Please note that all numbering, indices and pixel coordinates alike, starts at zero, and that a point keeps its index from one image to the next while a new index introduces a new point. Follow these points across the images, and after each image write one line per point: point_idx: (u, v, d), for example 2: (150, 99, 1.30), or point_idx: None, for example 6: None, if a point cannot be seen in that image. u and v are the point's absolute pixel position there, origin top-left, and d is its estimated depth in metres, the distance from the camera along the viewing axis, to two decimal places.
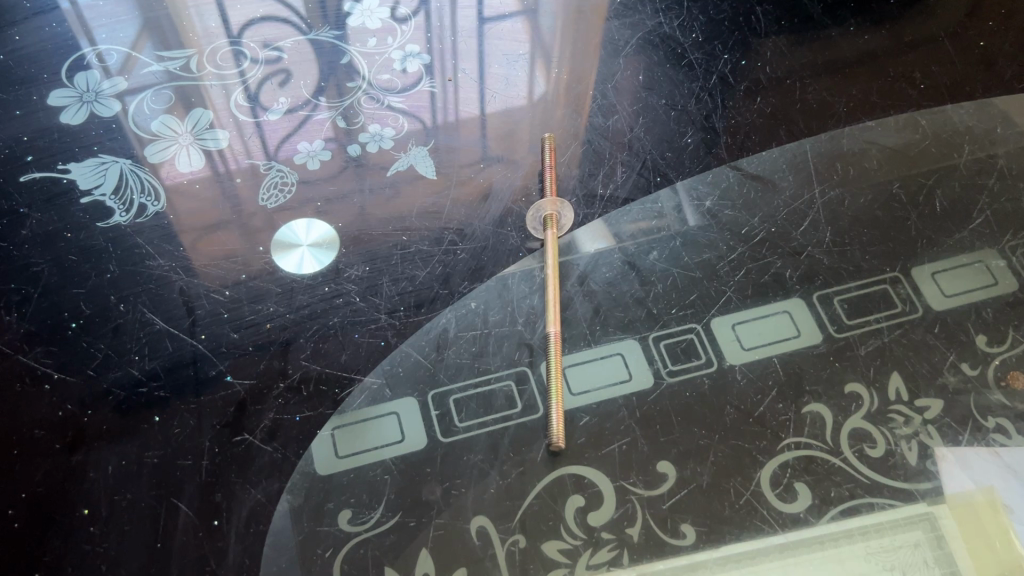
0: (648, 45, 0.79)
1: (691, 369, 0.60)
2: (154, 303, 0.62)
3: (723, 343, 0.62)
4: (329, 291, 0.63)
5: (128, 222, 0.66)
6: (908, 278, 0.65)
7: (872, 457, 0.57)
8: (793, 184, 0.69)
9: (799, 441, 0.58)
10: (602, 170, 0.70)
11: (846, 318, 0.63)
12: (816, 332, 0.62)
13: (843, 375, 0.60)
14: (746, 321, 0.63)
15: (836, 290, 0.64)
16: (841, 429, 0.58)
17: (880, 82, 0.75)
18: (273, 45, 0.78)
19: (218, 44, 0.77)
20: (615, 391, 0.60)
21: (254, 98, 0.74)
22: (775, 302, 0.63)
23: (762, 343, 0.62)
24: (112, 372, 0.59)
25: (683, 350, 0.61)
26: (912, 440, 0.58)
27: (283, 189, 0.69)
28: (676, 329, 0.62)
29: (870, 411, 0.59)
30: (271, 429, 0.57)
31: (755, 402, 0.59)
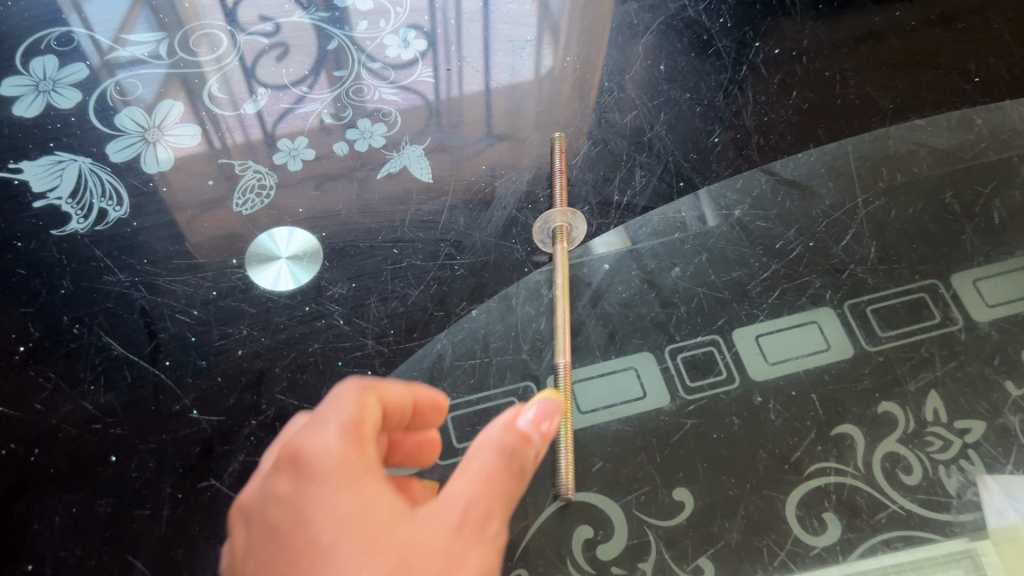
0: (670, 31, 0.71)
1: (708, 386, 0.54)
2: (111, 325, 0.55)
3: (745, 356, 0.55)
4: (309, 311, 0.56)
5: (86, 230, 0.59)
6: (959, 303, 0.57)
7: (911, 486, 0.51)
8: (833, 192, 0.62)
9: (826, 465, 0.51)
10: (619, 174, 0.63)
11: (880, 328, 0.56)
12: (849, 349, 0.55)
13: (887, 409, 0.53)
14: (770, 332, 0.56)
15: (868, 298, 0.57)
16: (877, 461, 0.52)
17: (932, 74, 0.67)
18: (265, 24, 0.71)
19: (212, 22, 0.70)
20: (625, 409, 0.54)
21: (244, 81, 0.67)
22: (799, 312, 0.57)
23: (789, 357, 0.55)
24: (62, 406, 0.52)
25: (703, 365, 0.55)
26: (951, 465, 0.52)
27: (260, 193, 0.61)
28: (694, 340, 0.56)
29: (903, 432, 0.53)
30: (240, 473, 0.50)
31: (791, 446, 0.52)
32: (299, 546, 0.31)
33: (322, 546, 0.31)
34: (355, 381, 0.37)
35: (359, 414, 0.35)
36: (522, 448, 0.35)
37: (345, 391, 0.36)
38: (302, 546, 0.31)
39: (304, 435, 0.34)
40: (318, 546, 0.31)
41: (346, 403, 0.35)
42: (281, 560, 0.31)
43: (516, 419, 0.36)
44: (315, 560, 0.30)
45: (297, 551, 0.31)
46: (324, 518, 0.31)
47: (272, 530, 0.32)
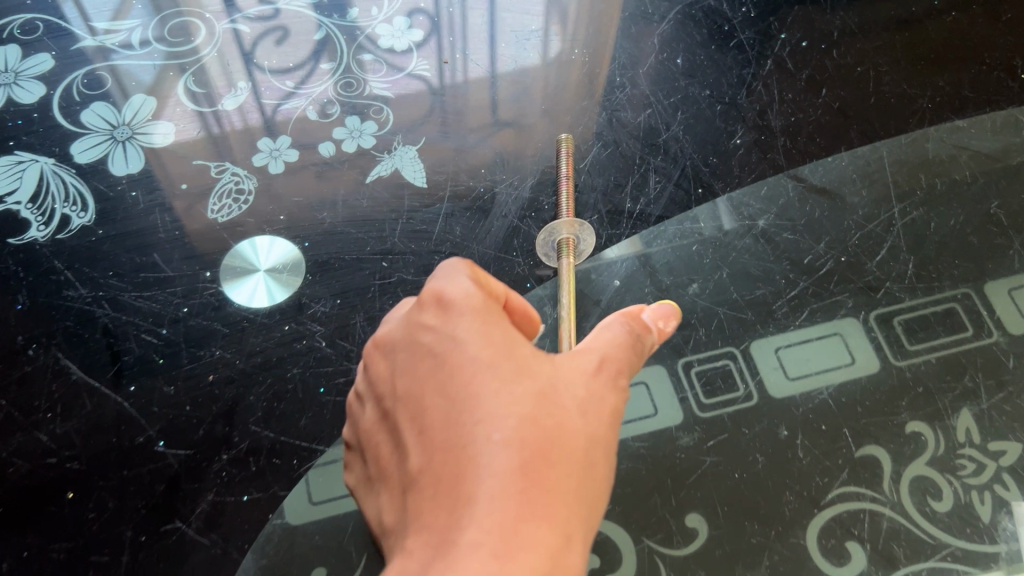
0: (688, 21, 0.66)
1: (724, 402, 0.49)
2: (71, 345, 0.50)
3: (763, 370, 0.50)
4: (289, 331, 0.51)
5: (46, 239, 0.54)
6: (994, 321, 0.52)
7: (941, 514, 0.46)
8: (867, 200, 0.56)
9: (847, 491, 0.47)
10: (632, 180, 0.57)
11: (908, 341, 0.51)
12: (876, 363, 0.50)
13: (920, 433, 0.48)
14: (791, 343, 0.51)
15: (895, 307, 0.52)
16: (903, 484, 0.47)
17: (974, 71, 0.61)
18: (263, 10, 0.66)
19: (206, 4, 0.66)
20: (633, 427, 0.49)
21: (239, 66, 0.63)
22: (822, 323, 0.52)
23: (812, 372, 0.50)
24: (14, 437, 0.47)
25: (719, 380, 0.50)
26: (984, 491, 0.47)
27: (238, 198, 0.56)
28: (708, 352, 0.51)
29: (932, 455, 0.48)
30: (209, 514, 0.45)
31: (821, 488, 0.47)
32: (453, 366, 0.36)
33: (475, 364, 0.35)
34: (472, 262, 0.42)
35: (488, 279, 0.40)
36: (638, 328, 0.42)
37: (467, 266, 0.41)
38: (457, 365, 0.36)
39: (446, 286, 0.39)
40: (472, 364, 0.35)
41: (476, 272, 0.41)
42: (437, 377, 0.36)
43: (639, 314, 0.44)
44: (471, 375, 0.35)
45: (452, 370, 0.36)
46: (476, 345, 0.36)
47: (423, 356, 0.37)
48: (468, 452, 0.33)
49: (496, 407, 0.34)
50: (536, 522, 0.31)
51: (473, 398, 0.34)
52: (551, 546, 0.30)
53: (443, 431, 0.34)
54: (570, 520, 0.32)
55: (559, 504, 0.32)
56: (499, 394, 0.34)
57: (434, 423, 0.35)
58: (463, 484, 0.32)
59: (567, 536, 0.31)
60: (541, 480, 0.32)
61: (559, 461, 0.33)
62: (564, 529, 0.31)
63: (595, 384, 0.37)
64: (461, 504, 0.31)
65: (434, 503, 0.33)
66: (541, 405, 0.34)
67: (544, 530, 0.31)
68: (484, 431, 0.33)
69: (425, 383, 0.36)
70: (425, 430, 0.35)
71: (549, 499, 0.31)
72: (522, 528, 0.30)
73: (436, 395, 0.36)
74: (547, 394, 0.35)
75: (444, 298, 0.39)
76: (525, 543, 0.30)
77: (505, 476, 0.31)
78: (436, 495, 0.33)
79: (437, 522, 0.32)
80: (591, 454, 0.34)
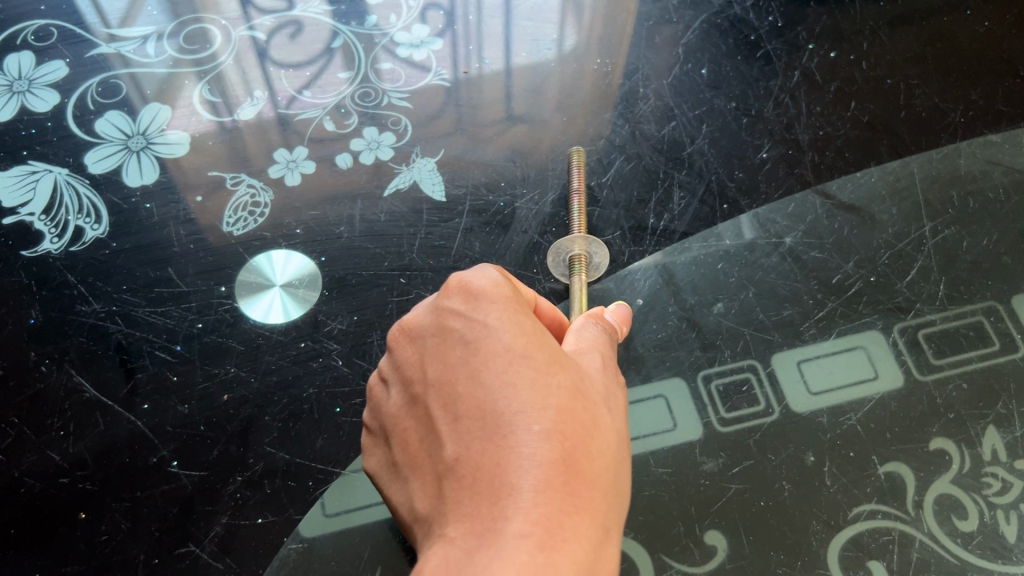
0: (713, 30, 0.64)
1: (747, 417, 0.48)
2: (84, 362, 0.49)
3: (786, 384, 0.49)
4: (305, 349, 0.50)
5: (60, 252, 0.53)
6: None
7: (971, 536, 0.45)
8: (896, 217, 0.55)
9: (877, 508, 0.45)
10: (655, 195, 0.56)
11: (935, 357, 0.50)
12: (901, 379, 0.49)
13: (945, 448, 0.47)
14: (814, 357, 0.50)
15: (920, 320, 0.51)
16: (929, 504, 0.46)
17: (1007, 84, 0.60)
18: (274, 17, 0.65)
19: (216, 9, 0.65)
20: (651, 442, 0.48)
21: (249, 78, 0.62)
22: (847, 336, 0.51)
23: (835, 387, 0.49)
24: (27, 456, 0.46)
25: (741, 395, 0.49)
26: (1012, 510, 0.46)
27: (254, 211, 0.55)
28: (730, 365, 0.50)
29: (959, 472, 0.47)
30: (223, 538, 0.44)
31: (849, 519, 0.45)
32: (486, 357, 0.36)
33: (510, 355, 0.36)
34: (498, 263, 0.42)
35: (513, 279, 0.41)
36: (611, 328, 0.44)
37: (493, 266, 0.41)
38: (490, 356, 0.36)
39: (473, 277, 0.39)
40: (506, 355, 0.36)
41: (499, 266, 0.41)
42: (471, 365, 0.36)
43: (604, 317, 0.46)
44: (506, 365, 0.35)
45: (486, 360, 0.36)
46: (508, 336, 0.36)
47: (454, 345, 0.37)
48: (507, 443, 0.33)
49: (532, 400, 0.34)
50: (578, 515, 0.32)
51: (508, 389, 0.35)
52: (590, 540, 0.32)
53: (481, 421, 0.34)
54: (605, 513, 0.33)
55: (597, 499, 0.33)
56: (535, 384, 0.35)
57: (469, 413, 0.35)
58: (505, 475, 0.32)
59: (603, 530, 0.33)
60: (581, 474, 0.33)
61: (594, 456, 0.34)
62: (601, 523, 0.33)
63: (613, 383, 0.38)
64: (504, 495, 0.32)
65: (473, 492, 0.33)
66: (575, 398, 0.35)
67: (584, 524, 0.32)
68: (522, 422, 0.33)
69: (458, 372, 0.36)
70: (459, 419, 0.35)
71: (588, 494, 0.33)
72: (566, 521, 0.31)
73: (469, 383, 0.36)
74: (578, 387, 0.36)
75: (472, 289, 0.39)
76: (569, 536, 0.31)
77: (548, 470, 0.32)
78: (475, 485, 0.33)
79: (479, 511, 0.32)
80: (618, 450, 0.36)
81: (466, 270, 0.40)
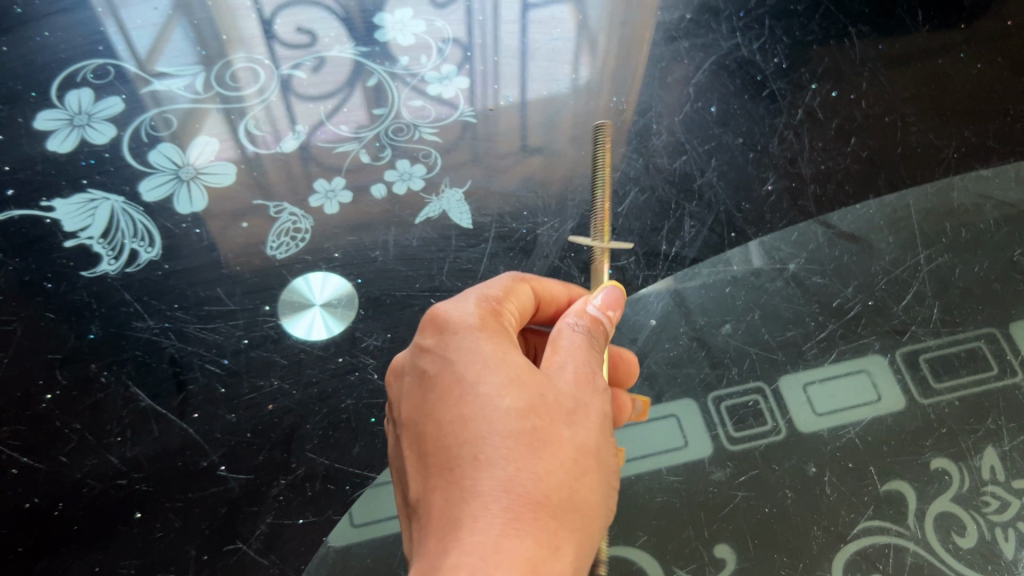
0: (722, 71, 0.69)
1: (756, 435, 0.52)
2: (140, 374, 0.53)
3: (792, 406, 0.53)
4: (343, 363, 0.54)
5: (116, 272, 0.58)
6: None
7: (966, 550, 0.48)
8: (893, 246, 0.59)
9: (871, 524, 0.49)
10: (668, 224, 0.60)
11: (935, 380, 0.54)
12: (902, 402, 0.53)
13: (941, 463, 0.51)
14: (818, 380, 0.54)
15: (919, 346, 0.55)
16: (928, 521, 0.49)
17: (998, 122, 0.64)
18: (307, 57, 0.70)
19: (251, 49, 0.70)
20: (664, 459, 0.51)
21: (284, 115, 0.66)
22: (850, 360, 0.55)
23: (839, 408, 0.53)
24: (88, 459, 0.50)
25: (749, 413, 0.53)
26: (1008, 528, 0.49)
27: (296, 236, 0.60)
28: (739, 387, 0.54)
29: (957, 492, 0.50)
30: (268, 536, 0.48)
31: (848, 535, 0.48)
32: (444, 390, 0.39)
33: (463, 385, 0.38)
34: (479, 285, 0.44)
35: (489, 299, 0.43)
36: (593, 329, 0.43)
37: (471, 292, 0.44)
38: (445, 388, 0.38)
39: (441, 310, 0.42)
40: (460, 385, 0.38)
41: (478, 292, 0.43)
42: (433, 398, 0.39)
43: (586, 306, 0.44)
44: (459, 397, 0.38)
45: (445, 392, 0.38)
46: (465, 364, 0.39)
47: (422, 382, 0.40)
48: (455, 478, 0.35)
49: (479, 428, 0.36)
50: (517, 538, 0.33)
51: (459, 422, 0.37)
52: (530, 560, 0.32)
53: (438, 456, 0.37)
54: (553, 532, 0.34)
55: (541, 520, 0.34)
56: (486, 411, 0.37)
57: (429, 449, 0.38)
58: (452, 508, 0.35)
59: (551, 549, 0.34)
60: (521, 498, 0.34)
61: (541, 476, 0.35)
62: (546, 541, 0.33)
63: (583, 392, 0.39)
64: (448, 530, 0.34)
65: (428, 530, 0.35)
66: (526, 419, 0.36)
67: (523, 546, 0.33)
68: (467, 453, 0.36)
69: (421, 409, 0.39)
70: (423, 456, 0.38)
71: (529, 516, 0.34)
72: (501, 545, 0.32)
73: (430, 419, 0.38)
74: (534, 405, 0.37)
75: (439, 322, 0.41)
76: (503, 559, 0.32)
77: (486, 499, 0.34)
78: (431, 522, 0.35)
79: (429, 547, 0.34)
80: (577, 463, 0.36)
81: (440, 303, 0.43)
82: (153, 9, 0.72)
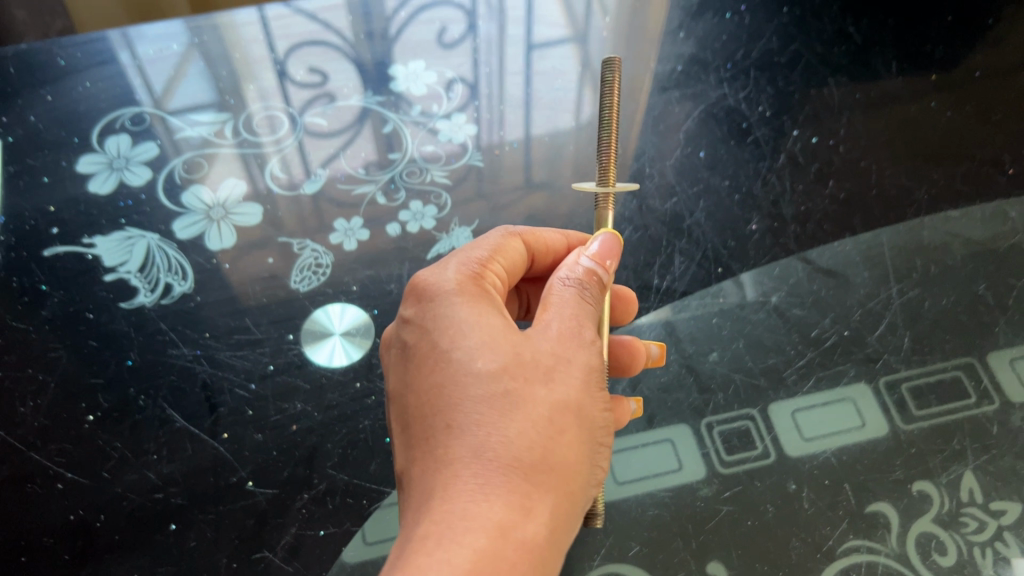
0: (710, 119, 0.74)
1: (746, 460, 0.56)
2: (175, 398, 0.58)
3: (780, 431, 0.57)
4: (360, 388, 0.59)
5: (152, 303, 0.63)
6: (998, 393, 0.58)
7: (945, 567, 0.51)
8: (868, 281, 0.64)
9: (856, 544, 0.52)
10: (659, 260, 0.65)
11: (915, 407, 0.58)
12: (885, 428, 0.57)
13: (922, 484, 0.54)
14: (805, 408, 0.58)
15: (902, 375, 0.59)
16: (910, 542, 0.52)
17: (966, 166, 0.69)
18: (324, 109, 0.76)
19: (273, 105, 0.76)
20: (660, 480, 0.56)
21: (300, 167, 0.71)
22: (837, 389, 0.59)
23: (825, 433, 0.57)
24: (127, 475, 0.55)
25: (740, 438, 0.57)
26: (987, 547, 0.52)
27: (318, 270, 0.65)
28: (732, 413, 0.58)
29: (939, 513, 0.53)
30: (292, 546, 0.52)
31: (833, 555, 0.52)
32: (425, 362, 0.43)
33: (442, 356, 0.42)
34: (463, 253, 0.49)
35: (471, 269, 0.47)
36: (587, 280, 0.48)
37: (454, 260, 0.48)
38: (426, 361, 0.43)
39: (424, 283, 0.46)
40: (439, 357, 0.42)
41: (461, 260, 0.48)
42: (416, 370, 0.43)
43: (582, 259, 0.49)
44: (438, 368, 0.42)
45: (426, 364, 0.43)
46: (444, 336, 0.43)
47: (406, 354, 0.45)
48: (434, 447, 0.40)
49: (453, 399, 0.40)
50: (487, 501, 0.37)
51: (438, 393, 0.41)
52: (499, 521, 0.36)
53: (420, 425, 0.41)
54: (527, 492, 0.38)
55: (513, 481, 0.38)
56: (462, 380, 0.41)
57: (412, 419, 0.42)
58: (429, 476, 0.39)
59: (523, 508, 0.37)
60: (492, 462, 0.38)
61: (512, 439, 0.39)
62: (518, 503, 0.37)
63: (563, 349, 0.43)
64: (425, 497, 0.38)
65: (410, 495, 0.40)
66: (500, 384, 0.40)
67: (493, 508, 0.37)
68: (444, 421, 0.40)
69: (405, 382, 0.44)
70: (408, 427, 0.42)
71: (501, 478, 0.38)
72: (472, 509, 0.36)
73: (413, 392, 0.43)
74: (509, 369, 0.41)
75: (421, 295, 0.46)
76: (472, 524, 0.36)
77: (460, 465, 0.38)
78: (412, 489, 0.40)
79: (409, 513, 0.39)
80: (554, 420, 0.40)
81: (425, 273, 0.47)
82: (187, 64, 0.79)
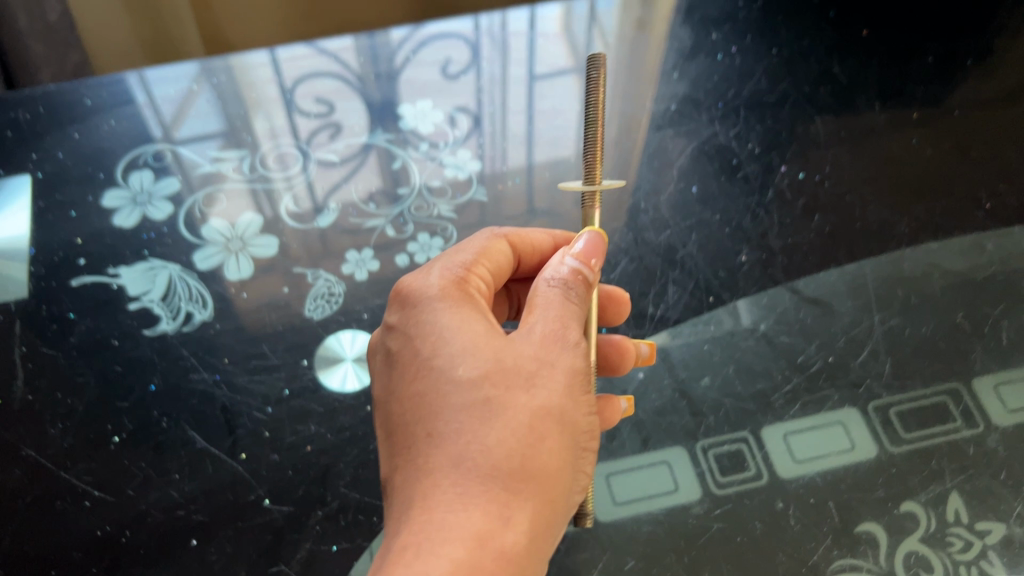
0: (702, 156, 0.78)
1: (741, 481, 0.59)
2: (195, 420, 0.62)
3: (773, 453, 0.60)
4: (371, 411, 0.62)
5: (174, 331, 0.66)
6: (982, 416, 0.61)
7: None
8: (852, 309, 0.67)
9: (845, 561, 0.55)
10: (654, 289, 0.69)
11: (902, 430, 0.61)
12: (873, 450, 0.60)
13: (909, 505, 0.57)
14: (797, 431, 0.61)
15: (890, 400, 0.62)
16: (898, 560, 0.55)
17: (945, 201, 0.73)
18: (334, 146, 0.80)
19: (286, 142, 0.80)
20: (659, 501, 0.59)
21: (309, 204, 0.75)
22: (828, 414, 0.62)
23: (816, 455, 0.60)
24: (151, 493, 0.58)
25: (736, 460, 0.60)
26: (971, 566, 0.55)
27: (331, 299, 0.68)
28: (727, 436, 0.61)
29: (925, 533, 0.56)
30: (307, 559, 0.55)
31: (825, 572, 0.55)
32: (410, 372, 0.46)
33: (426, 365, 0.45)
34: (449, 262, 0.52)
35: (455, 278, 0.51)
36: (571, 280, 0.51)
37: (442, 268, 0.51)
38: (411, 371, 0.46)
39: (412, 292, 0.50)
40: (423, 367, 0.46)
41: (445, 267, 0.51)
42: (402, 379, 0.46)
43: (567, 258, 0.52)
44: (423, 377, 0.45)
45: (411, 373, 0.46)
46: (428, 347, 0.46)
47: (393, 362, 0.48)
48: (417, 456, 0.43)
49: (435, 409, 0.44)
50: (467, 510, 0.40)
51: (423, 403, 0.44)
52: (478, 530, 0.40)
53: (405, 433, 0.44)
54: (505, 500, 0.41)
55: (491, 489, 0.41)
56: (445, 391, 0.44)
57: (398, 427, 0.45)
58: (413, 484, 0.42)
59: (502, 514, 0.41)
60: (472, 470, 0.41)
61: (490, 447, 0.42)
62: (496, 511, 0.41)
63: (546, 354, 0.46)
64: (410, 503, 0.42)
65: (396, 501, 0.43)
66: (482, 393, 0.44)
67: (472, 516, 0.40)
68: (427, 430, 0.43)
69: (390, 391, 0.47)
70: (394, 434, 0.46)
71: (481, 486, 0.41)
72: (451, 517, 0.40)
73: (399, 400, 0.46)
74: (491, 377, 0.44)
75: (408, 306, 0.49)
76: (452, 533, 0.39)
77: (442, 474, 0.41)
78: (398, 495, 0.43)
79: (394, 519, 0.42)
80: (534, 426, 0.43)
81: (411, 280, 0.51)
82: (206, 103, 0.83)
